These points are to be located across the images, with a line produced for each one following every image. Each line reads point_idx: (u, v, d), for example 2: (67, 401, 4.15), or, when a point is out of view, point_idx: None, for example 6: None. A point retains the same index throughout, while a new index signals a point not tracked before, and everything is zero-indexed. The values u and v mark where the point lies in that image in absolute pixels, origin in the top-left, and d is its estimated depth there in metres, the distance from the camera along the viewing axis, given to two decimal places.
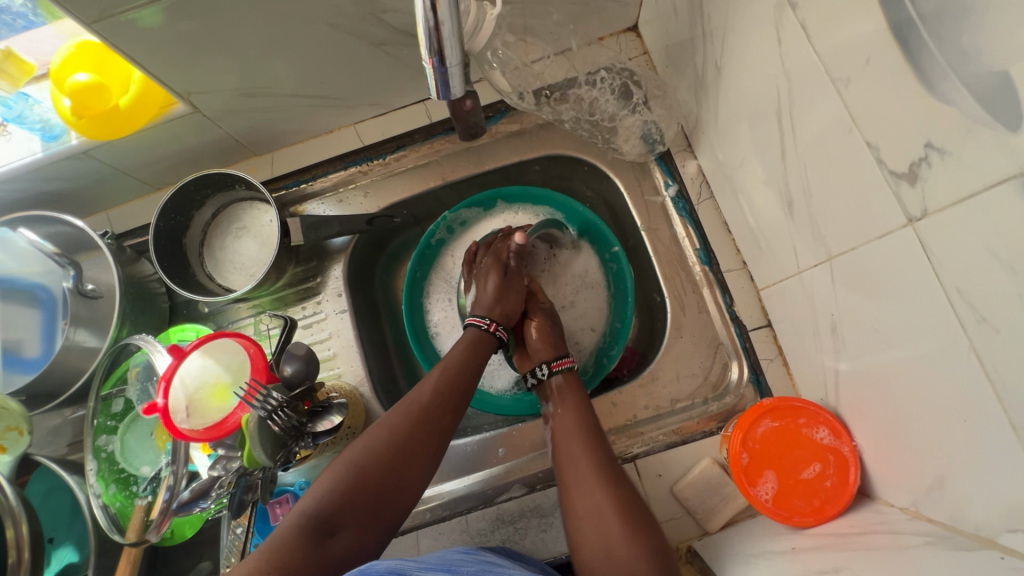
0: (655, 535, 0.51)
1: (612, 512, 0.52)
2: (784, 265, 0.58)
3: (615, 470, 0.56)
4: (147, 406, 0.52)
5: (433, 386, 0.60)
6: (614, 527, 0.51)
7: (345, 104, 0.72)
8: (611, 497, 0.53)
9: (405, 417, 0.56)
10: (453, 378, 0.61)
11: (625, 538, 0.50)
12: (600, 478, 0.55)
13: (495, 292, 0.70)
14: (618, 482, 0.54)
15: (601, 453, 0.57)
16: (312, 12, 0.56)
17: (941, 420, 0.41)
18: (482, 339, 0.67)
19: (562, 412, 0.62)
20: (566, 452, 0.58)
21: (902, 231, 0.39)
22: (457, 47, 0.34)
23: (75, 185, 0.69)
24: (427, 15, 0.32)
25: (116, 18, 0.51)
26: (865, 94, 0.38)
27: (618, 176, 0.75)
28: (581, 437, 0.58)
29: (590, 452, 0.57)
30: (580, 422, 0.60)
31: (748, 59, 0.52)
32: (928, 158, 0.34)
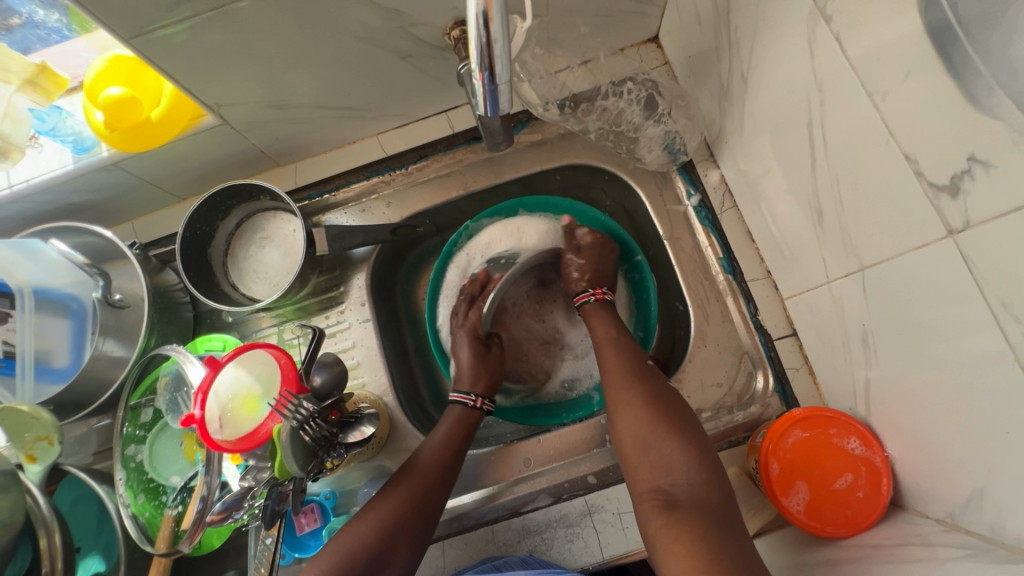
0: (707, 453, 0.53)
1: (662, 433, 0.54)
2: (812, 274, 0.58)
3: (664, 396, 0.58)
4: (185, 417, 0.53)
5: (422, 467, 0.60)
6: (664, 447, 0.53)
7: (369, 115, 0.72)
8: (659, 419, 0.55)
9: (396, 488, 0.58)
10: (440, 458, 0.61)
11: (675, 457, 0.53)
12: (650, 403, 0.57)
13: (473, 365, 0.70)
14: (668, 407, 0.57)
15: (647, 382, 0.59)
16: (342, 26, 0.57)
17: (981, 431, 0.41)
18: (469, 416, 0.67)
19: (608, 349, 0.65)
20: (615, 384, 0.61)
21: (941, 243, 0.39)
22: (506, 63, 0.34)
23: (103, 196, 0.70)
24: (480, 31, 0.32)
25: (154, 33, 0.52)
26: (903, 107, 0.38)
27: (639, 185, 0.75)
28: (627, 370, 0.61)
29: (638, 381, 0.60)
30: (626, 356, 0.63)
31: (777, 70, 0.52)
32: (971, 171, 0.34)
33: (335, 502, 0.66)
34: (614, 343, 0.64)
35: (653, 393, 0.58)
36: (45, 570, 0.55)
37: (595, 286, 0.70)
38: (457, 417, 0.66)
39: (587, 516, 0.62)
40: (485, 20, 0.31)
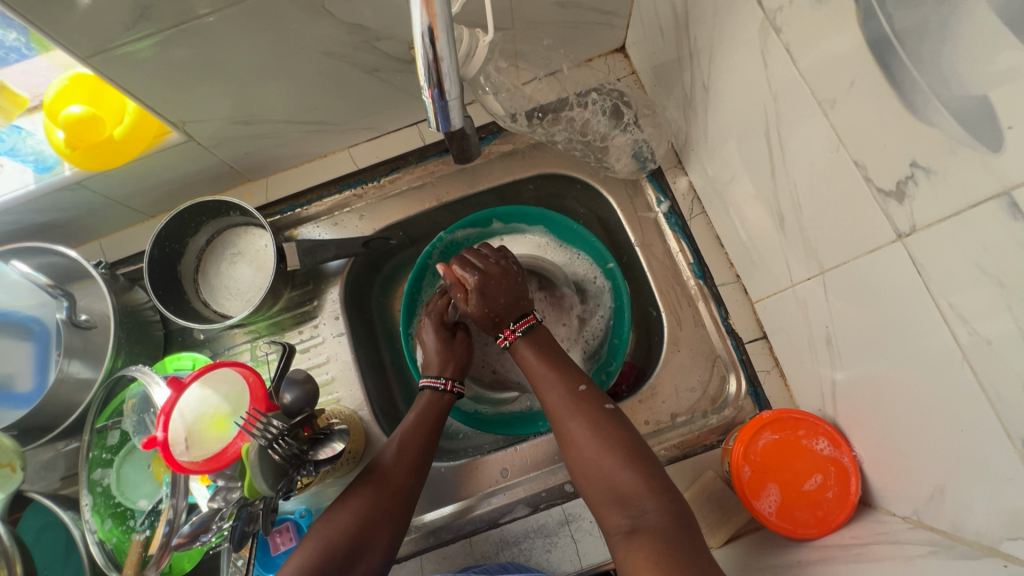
0: (658, 476, 0.52)
1: (613, 464, 0.53)
2: (777, 278, 0.59)
3: (606, 423, 0.56)
4: (146, 439, 0.52)
5: (393, 456, 0.59)
6: (617, 478, 0.53)
7: (339, 129, 0.72)
8: (608, 450, 0.54)
9: (369, 482, 0.57)
10: (411, 445, 0.60)
11: (630, 486, 0.52)
12: (595, 435, 0.55)
13: (439, 352, 0.69)
14: (613, 434, 0.55)
15: (589, 409, 0.58)
16: (306, 41, 0.57)
17: (938, 429, 0.42)
18: (439, 398, 0.66)
19: (545, 378, 0.62)
20: (558, 418, 0.59)
21: (892, 246, 0.40)
22: (456, 79, 0.35)
23: (68, 215, 0.69)
24: (426, 48, 0.32)
25: (113, 51, 0.51)
26: (850, 115, 0.39)
27: (611, 194, 0.76)
28: (568, 399, 0.59)
29: (580, 413, 0.58)
30: (562, 389, 0.60)
31: (736, 79, 0.53)
32: (914, 176, 0.35)
33: (310, 519, 0.64)
34: (547, 376, 0.61)
35: (597, 422, 0.57)
36: None
37: (504, 327, 0.66)
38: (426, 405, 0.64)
39: (565, 525, 0.62)
40: (430, 37, 0.32)
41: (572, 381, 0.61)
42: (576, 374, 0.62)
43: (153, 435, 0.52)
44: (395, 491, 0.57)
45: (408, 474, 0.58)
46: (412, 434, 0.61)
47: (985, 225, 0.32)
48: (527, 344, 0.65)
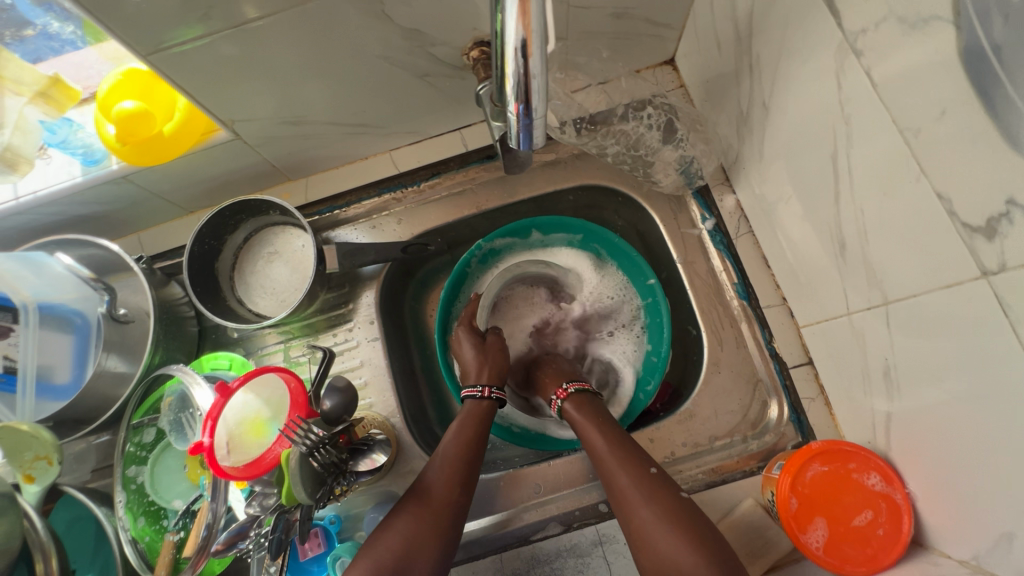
0: (706, 539, 0.50)
1: (659, 529, 0.51)
2: (831, 305, 0.57)
3: (655, 484, 0.54)
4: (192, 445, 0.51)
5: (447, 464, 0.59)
6: (663, 544, 0.50)
7: (382, 132, 0.71)
8: (657, 514, 0.52)
9: (416, 504, 0.55)
10: (463, 452, 0.60)
11: (676, 554, 0.49)
12: (643, 496, 0.54)
13: (478, 357, 0.67)
14: (662, 495, 0.53)
15: (638, 468, 0.56)
16: (360, 45, 0.56)
17: (1010, 474, 0.40)
18: (477, 407, 0.64)
19: (597, 433, 0.60)
20: (607, 477, 0.57)
21: (974, 283, 0.38)
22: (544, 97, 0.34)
23: (111, 208, 0.69)
24: (517, 63, 0.31)
25: (171, 50, 0.51)
26: (937, 145, 0.38)
27: (653, 208, 0.74)
28: (616, 457, 0.57)
29: (626, 470, 0.56)
30: (607, 444, 0.59)
31: (800, 99, 0.51)
32: (1009, 215, 0.34)
33: (339, 526, 0.64)
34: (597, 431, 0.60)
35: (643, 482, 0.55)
36: None
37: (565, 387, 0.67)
38: (471, 413, 0.63)
39: (599, 546, 0.61)
40: (522, 53, 0.30)
41: (618, 440, 0.59)
42: (621, 432, 0.60)
43: (199, 440, 0.52)
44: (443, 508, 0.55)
45: (450, 488, 0.57)
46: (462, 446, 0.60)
47: None
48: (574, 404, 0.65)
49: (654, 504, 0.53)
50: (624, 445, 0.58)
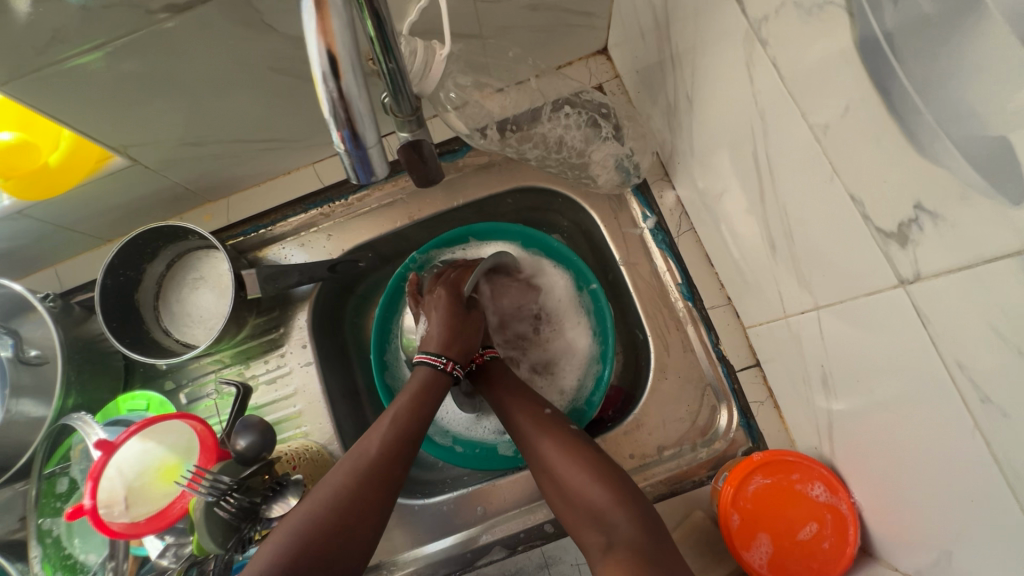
0: (623, 481, 0.53)
1: (585, 482, 0.53)
2: (771, 305, 0.54)
3: (573, 443, 0.57)
4: (70, 509, 0.46)
5: (351, 482, 0.51)
6: (590, 495, 0.53)
7: (300, 145, 0.67)
8: (580, 472, 0.54)
9: (348, 476, 0.51)
10: (395, 441, 0.54)
11: (602, 503, 0.52)
12: (564, 457, 0.56)
13: (448, 327, 0.62)
14: (577, 453, 0.56)
15: (555, 432, 0.58)
16: (249, 58, 0.52)
17: (946, 493, 0.37)
18: (440, 380, 0.60)
19: (514, 404, 0.62)
20: (528, 445, 0.59)
21: (893, 292, 0.35)
22: (374, 122, 0.29)
23: (14, 243, 0.65)
24: (328, 85, 0.28)
25: (31, 77, 0.47)
26: (846, 143, 0.34)
27: (593, 208, 0.71)
28: (535, 425, 0.59)
29: (546, 435, 0.58)
30: (531, 414, 0.60)
31: (722, 90, 0.48)
32: (919, 220, 0.30)
33: None
34: (519, 401, 0.62)
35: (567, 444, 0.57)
36: None
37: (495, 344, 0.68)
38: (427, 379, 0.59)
39: (543, 569, 0.60)
40: (331, 68, 0.27)
41: (538, 406, 0.61)
42: (539, 400, 0.62)
43: (79, 503, 0.46)
44: (379, 478, 0.52)
45: (394, 464, 0.53)
46: (389, 440, 0.54)
47: (1002, 286, 0.27)
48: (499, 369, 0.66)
49: (580, 462, 0.55)
50: (546, 410, 0.61)
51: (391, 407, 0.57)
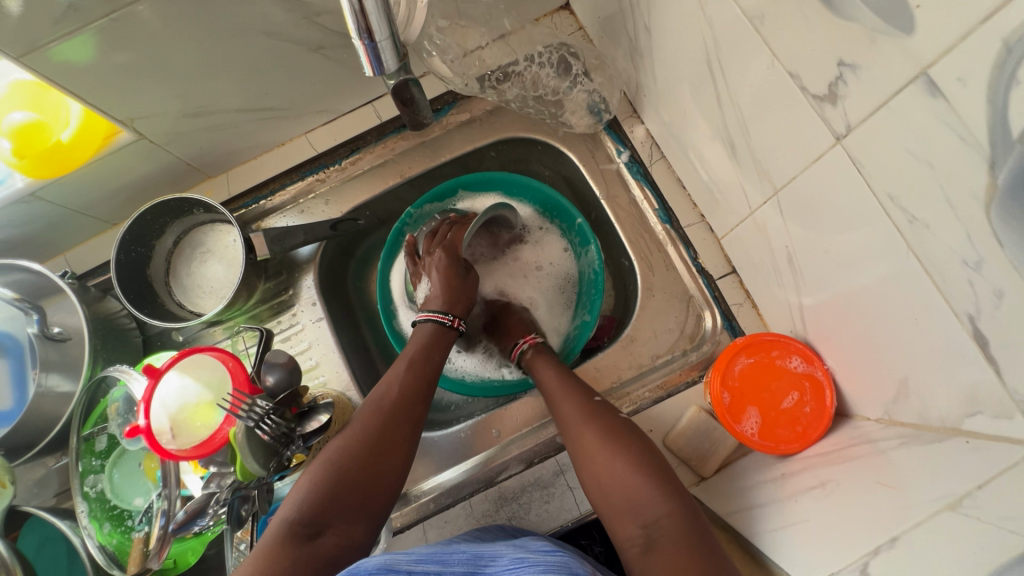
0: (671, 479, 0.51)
1: (630, 476, 0.51)
2: (738, 208, 0.60)
3: (617, 431, 0.55)
4: (130, 428, 0.52)
5: (374, 424, 0.55)
6: (626, 486, 0.51)
7: (293, 114, 0.72)
8: (626, 465, 0.52)
9: (375, 413, 0.56)
10: (412, 388, 0.59)
11: (645, 495, 0.50)
12: (607, 441, 0.54)
13: (448, 288, 0.68)
14: (625, 443, 0.54)
15: (601, 418, 0.57)
16: (243, 23, 0.56)
17: (896, 324, 0.44)
18: (446, 335, 0.66)
19: (561, 391, 0.61)
20: (571, 431, 0.57)
21: (834, 151, 0.41)
22: (384, 22, 0.39)
23: (28, 229, 0.68)
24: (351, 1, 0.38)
25: (45, 49, 0.50)
26: (783, 22, 0.40)
27: (571, 150, 0.76)
28: (580, 407, 0.58)
29: (591, 422, 0.56)
30: (577, 400, 0.59)
31: (675, 12, 0.54)
32: (842, 76, 0.37)
33: None
34: (565, 386, 0.61)
35: (611, 431, 0.55)
36: None
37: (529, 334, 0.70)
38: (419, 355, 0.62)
39: (560, 475, 0.64)
40: None
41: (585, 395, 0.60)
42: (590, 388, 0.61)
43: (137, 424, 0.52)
44: (403, 413, 0.56)
45: (419, 395, 0.59)
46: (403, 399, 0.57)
47: (909, 110, 0.33)
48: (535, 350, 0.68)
49: (624, 452, 0.53)
50: (593, 398, 0.59)
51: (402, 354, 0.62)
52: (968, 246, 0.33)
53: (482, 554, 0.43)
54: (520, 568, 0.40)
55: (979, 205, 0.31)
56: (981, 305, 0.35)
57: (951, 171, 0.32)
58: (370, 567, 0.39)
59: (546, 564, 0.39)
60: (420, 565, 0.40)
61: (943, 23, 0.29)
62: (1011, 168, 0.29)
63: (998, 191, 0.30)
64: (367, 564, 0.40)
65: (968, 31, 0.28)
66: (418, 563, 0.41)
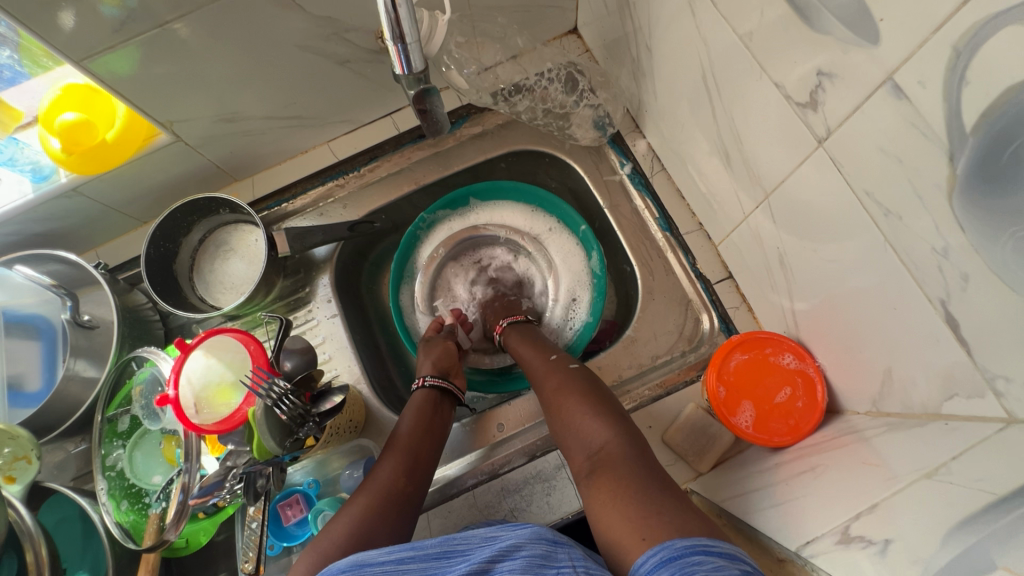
0: (625, 421, 0.56)
1: (584, 415, 0.57)
2: (733, 215, 0.64)
3: (576, 380, 0.61)
4: (160, 397, 0.56)
5: (400, 450, 0.58)
6: (579, 423, 0.56)
7: (317, 123, 0.77)
8: (573, 406, 0.58)
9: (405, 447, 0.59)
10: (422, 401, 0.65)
11: (590, 426, 0.55)
12: (563, 390, 0.60)
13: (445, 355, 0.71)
14: (583, 389, 0.60)
15: (565, 372, 0.63)
16: (279, 37, 0.62)
17: (877, 315, 0.47)
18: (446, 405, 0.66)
19: (529, 354, 0.68)
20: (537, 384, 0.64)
21: (816, 153, 0.45)
22: (413, 26, 0.46)
23: (66, 223, 0.72)
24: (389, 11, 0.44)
25: (101, 54, 0.55)
26: (770, 40, 0.45)
27: (577, 162, 0.80)
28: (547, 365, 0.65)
29: (551, 376, 0.63)
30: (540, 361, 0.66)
31: (673, 34, 0.59)
32: (821, 84, 0.41)
33: (318, 489, 0.68)
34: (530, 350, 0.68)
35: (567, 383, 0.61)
36: None
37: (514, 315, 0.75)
38: (422, 401, 0.64)
39: (562, 468, 0.66)
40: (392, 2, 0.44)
41: (548, 354, 0.67)
42: (552, 349, 0.68)
43: (166, 394, 0.56)
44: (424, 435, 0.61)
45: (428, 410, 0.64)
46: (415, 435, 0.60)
47: (880, 112, 0.37)
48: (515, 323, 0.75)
49: (577, 396, 0.59)
50: (553, 357, 0.66)
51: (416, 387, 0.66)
52: (936, 234, 0.37)
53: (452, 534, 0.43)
54: (497, 544, 0.40)
55: (942, 195, 0.35)
56: (950, 289, 0.38)
57: (918, 165, 0.36)
58: (342, 568, 0.39)
59: (523, 537, 0.40)
60: (394, 555, 0.40)
61: (904, 34, 0.33)
62: (967, 159, 0.32)
63: (957, 179, 0.33)
64: (340, 564, 0.40)
65: (924, 40, 0.32)
66: (392, 553, 0.40)
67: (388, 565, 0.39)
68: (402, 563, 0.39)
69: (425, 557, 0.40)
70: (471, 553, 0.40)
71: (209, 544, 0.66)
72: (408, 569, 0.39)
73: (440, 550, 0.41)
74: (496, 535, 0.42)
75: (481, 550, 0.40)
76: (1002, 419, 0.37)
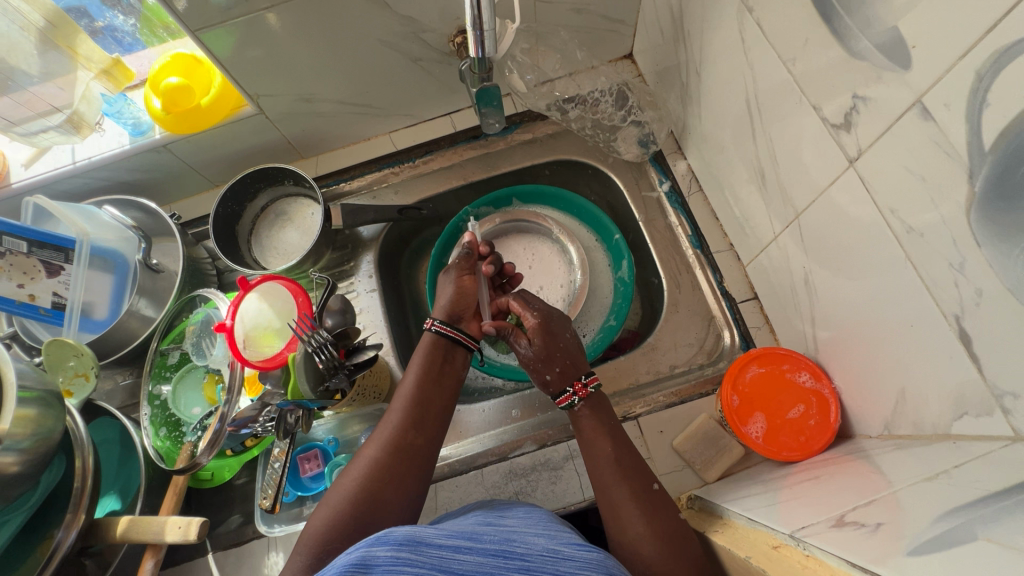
0: None
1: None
2: (763, 235, 0.67)
3: (673, 533, 0.51)
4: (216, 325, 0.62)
5: (407, 407, 0.60)
6: None
7: (383, 114, 0.84)
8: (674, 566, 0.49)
9: (414, 403, 0.61)
10: (432, 384, 0.63)
11: None
12: (661, 543, 0.50)
13: (454, 300, 0.70)
14: (681, 546, 0.50)
15: (656, 515, 0.53)
16: (364, 31, 0.69)
17: (893, 334, 0.48)
18: (460, 350, 0.68)
19: (609, 466, 0.57)
20: (618, 512, 0.54)
21: (847, 173, 0.48)
22: (489, 17, 0.51)
23: (151, 176, 0.80)
24: (471, 9, 0.50)
25: (214, 27, 0.63)
26: (811, 66, 0.49)
27: (618, 176, 0.85)
28: (634, 500, 0.54)
29: (644, 514, 0.53)
30: (630, 484, 0.56)
31: (722, 59, 0.63)
32: (855, 107, 0.45)
33: (336, 447, 0.72)
34: (610, 461, 0.57)
35: (664, 530, 0.52)
36: (76, 486, 0.58)
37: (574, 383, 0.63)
38: (432, 347, 0.66)
39: (570, 460, 0.68)
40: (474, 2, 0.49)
41: (643, 480, 0.56)
42: (645, 469, 0.57)
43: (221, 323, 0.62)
44: (432, 420, 0.61)
45: (443, 409, 0.62)
46: (424, 385, 0.62)
47: (909, 132, 0.40)
48: (589, 407, 0.62)
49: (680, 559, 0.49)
50: (653, 486, 0.56)
51: (418, 349, 0.67)
52: (954, 250, 0.39)
53: (508, 536, 0.40)
54: (560, 560, 0.38)
55: (961, 212, 0.37)
56: (965, 305, 0.40)
57: (942, 183, 0.38)
58: (398, 538, 0.35)
59: (591, 564, 0.38)
60: (450, 540, 0.37)
61: (935, 59, 0.36)
62: (984, 177, 0.35)
63: (975, 198, 0.36)
64: (392, 533, 0.36)
65: (952, 65, 0.35)
66: (448, 539, 0.37)
67: (445, 550, 0.36)
68: (458, 553, 0.36)
69: (483, 553, 0.37)
70: (532, 563, 0.37)
71: (230, 485, 0.70)
72: (464, 560, 0.35)
73: (499, 549, 0.38)
74: (559, 549, 0.39)
75: (545, 562, 0.37)
76: (1009, 437, 0.38)
